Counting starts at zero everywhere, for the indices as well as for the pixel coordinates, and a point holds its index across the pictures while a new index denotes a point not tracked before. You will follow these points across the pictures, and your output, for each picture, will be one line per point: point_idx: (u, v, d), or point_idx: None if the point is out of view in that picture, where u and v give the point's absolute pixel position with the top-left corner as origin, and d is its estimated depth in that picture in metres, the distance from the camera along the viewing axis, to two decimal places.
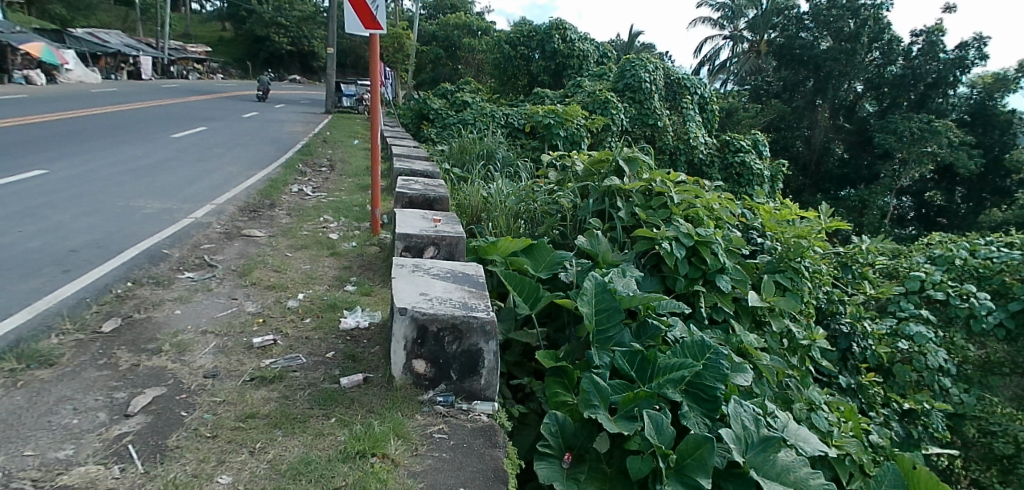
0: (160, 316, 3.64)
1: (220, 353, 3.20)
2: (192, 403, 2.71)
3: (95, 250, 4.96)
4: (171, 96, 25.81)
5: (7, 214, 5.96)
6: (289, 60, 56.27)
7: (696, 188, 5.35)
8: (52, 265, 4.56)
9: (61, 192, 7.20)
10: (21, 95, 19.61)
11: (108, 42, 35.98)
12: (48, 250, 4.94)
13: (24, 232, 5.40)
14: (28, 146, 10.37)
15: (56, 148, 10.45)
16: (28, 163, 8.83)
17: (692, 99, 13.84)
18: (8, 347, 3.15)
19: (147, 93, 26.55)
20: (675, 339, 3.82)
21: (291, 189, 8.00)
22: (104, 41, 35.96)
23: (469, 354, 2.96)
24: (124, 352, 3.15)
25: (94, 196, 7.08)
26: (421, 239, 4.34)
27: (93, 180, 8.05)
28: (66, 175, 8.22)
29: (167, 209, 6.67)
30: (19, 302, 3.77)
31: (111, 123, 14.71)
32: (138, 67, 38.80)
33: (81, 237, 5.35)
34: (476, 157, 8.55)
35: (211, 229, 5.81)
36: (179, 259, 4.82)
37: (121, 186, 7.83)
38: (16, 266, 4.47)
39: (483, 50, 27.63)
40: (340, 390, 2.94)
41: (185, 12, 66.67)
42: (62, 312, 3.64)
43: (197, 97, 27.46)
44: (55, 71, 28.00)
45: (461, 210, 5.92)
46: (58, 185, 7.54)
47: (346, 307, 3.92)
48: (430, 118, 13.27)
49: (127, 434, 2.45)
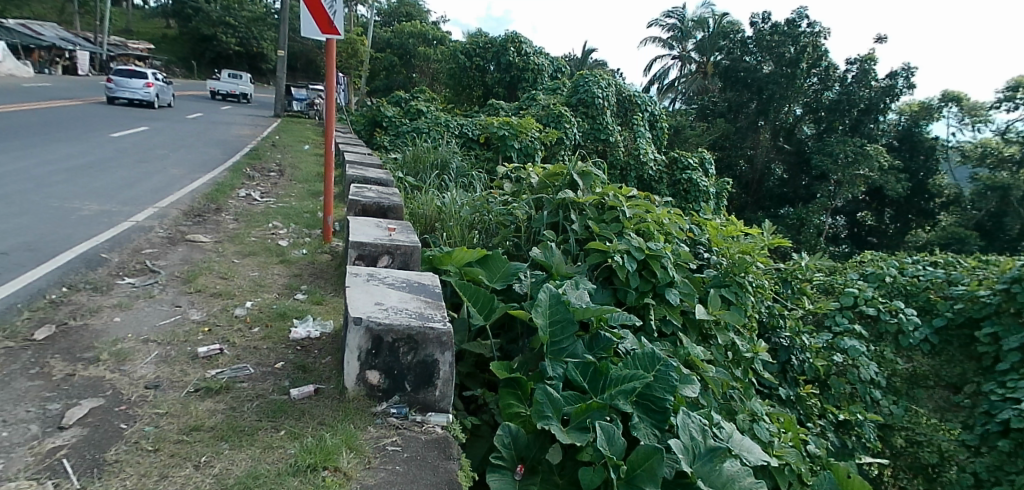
0: (98, 324, 3.44)
1: (163, 363, 3.05)
2: (133, 415, 2.57)
3: (26, 253, 4.65)
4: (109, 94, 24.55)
5: None
6: (238, 61, 54.90)
7: (647, 202, 5.50)
8: None
9: None
10: None
11: (41, 34, 34.03)
12: None
13: None
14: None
15: None
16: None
17: (642, 116, 14.25)
18: None
19: (84, 89, 25.19)
20: (626, 351, 3.90)
21: (239, 194, 7.75)
22: (37, 33, 33.94)
23: (424, 365, 2.94)
24: (58, 361, 2.96)
25: (24, 196, 6.64)
26: (376, 248, 4.28)
27: (22, 179, 7.55)
28: None
29: (105, 211, 6.33)
30: None
31: (42, 120, 13.84)
32: (73, 63, 36.93)
33: (10, 239, 5.01)
34: (429, 167, 8.50)
35: (153, 232, 5.55)
36: (120, 263, 4.58)
37: (53, 186, 7.37)
38: None
39: (438, 60, 27.57)
40: (290, 401, 2.85)
41: (127, 9, 64.03)
42: None
43: None
44: None
45: (415, 219, 5.91)
46: None
47: (297, 317, 3.81)
48: (383, 126, 13.15)
49: (60, 447, 2.30)
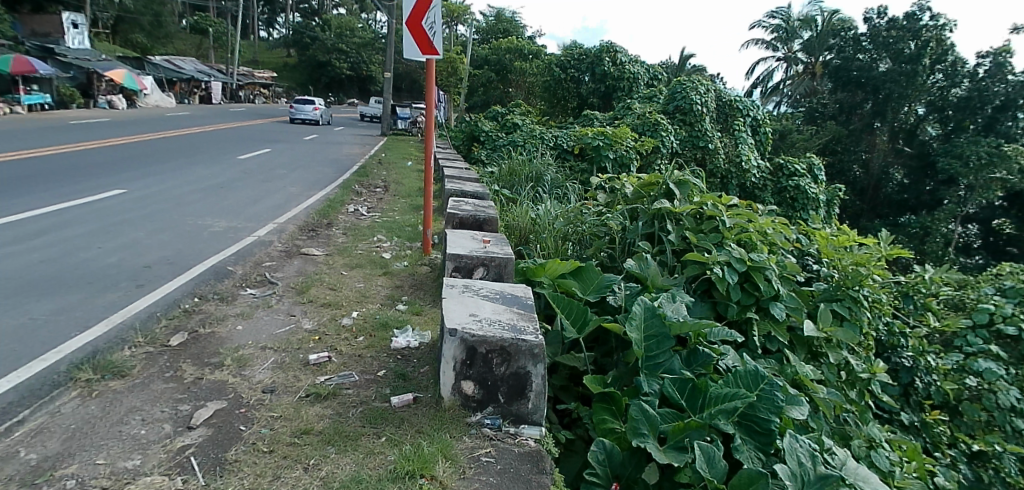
0: (223, 331, 3.80)
1: (278, 369, 3.31)
2: (251, 417, 2.80)
3: (167, 266, 5.24)
4: (239, 120, 27.18)
5: (92, 230, 6.37)
6: (349, 84, 58.91)
7: (749, 211, 5.23)
8: (127, 279, 4.82)
9: (139, 210, 7.66)
10: (107, 119, 21.03)
11: (184, 69, 38.36)
12: (126, 265, 5.24)
13: (104, 247, 5.72)
14: (110, 166, 11.10)
15: (133, 168, 11.11)
16: (108, 183, 9.42)
17: (744, 122, 13.52)
18: (86, 357, 3.34)
19: (220, 116, 28.09)
20: (727, 368, 3.71)
21: (348, 209, 8.28)
22: (181, 68, 38.29)
23: (517, 376, 2.97)
24: (189, 366, 3.29)
25: (168, 215, 7.50)
26: (471, 260, 4.40)
27: (166, 199, 8.52)
28: (143, 194, 8.73)
29: (232, 227, 7.00)
30: (98, 315, 4.01)
31: (183, 145, 15.57)
32: (210, 93, 41.26)
33: (155, 254, 5.66)
34: (524, 179, 8.61)
35: (272, 246, 6.06)
36: (243, 275, 5.04)
37: (190, 205, 8.26)
38: (96, 280, 4.75)
39: (534, 73, 27.99)
40: (390, 408, 2.99)
41: (255, 41, 70.79)
42: (135, 326, 3.84)
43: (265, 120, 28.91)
44: (137, 96, 30.03)
45: (509, 231, 6.00)
46: (136, 204, 8.01)
47: (397, 327, 3.98)
48: (480, 140, 13.53)
49: (190, 445, 2.56)
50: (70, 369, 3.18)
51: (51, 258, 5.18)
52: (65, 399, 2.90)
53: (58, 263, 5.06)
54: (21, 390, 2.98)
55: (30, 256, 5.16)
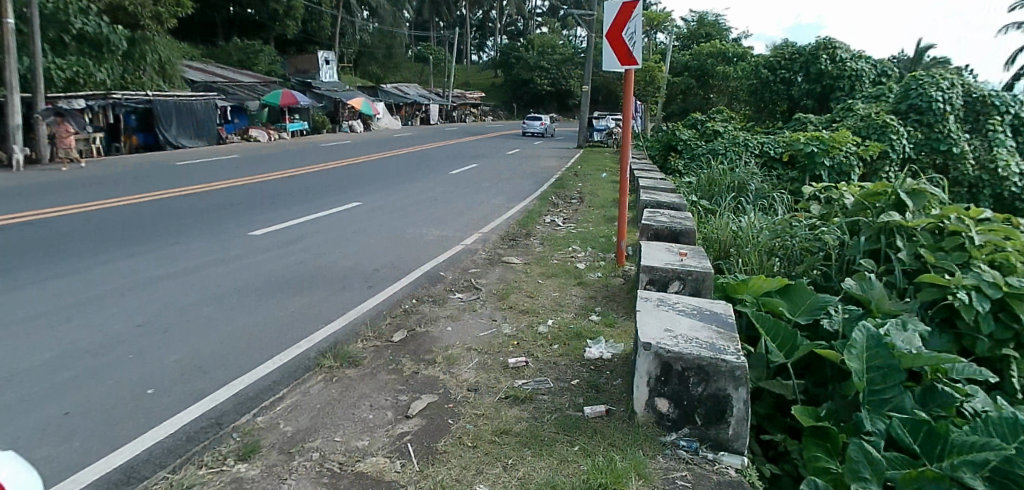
0: (435, 331, 4.18)
1: (481, 369, 3.55)
2: (458, 413, 3.04)
3: (391, 270, 5.95)
4: (451, 138, 29.99)
5: (336, 236, 7.53)
6: (548, 100, 61.55)
7: (1008, 228, 4.30)
8: (361, 280, 5.58)
9: (371, 220, 8.86)
10: (349, 142, 24.75)
11: (408, 94, 43.49)
12: (360, 268, 6.08)
13: (344, 252, 6.71)
14: (350, 182, 12.99)
15: (367, 184, 12.90)
16: (348, 196, 11.04)
17: (1005, 121, 11.05)
18: (329, 344, 3.91)
19: (436, 136, 31.32)
20: (976, 413, 3.06)
21: (545, 220, 8.61)
22: (406, 93, 43.42)
23: (716, 399, 2.78)
24: (408, 360, 3.68)
25: (393, 225, 8.54)
26: (666, 273, 4.26)
27: (392, 210, 9.73)
28: (374, 206, 10.09)
29: (444, 236, 7.73)
30: (339, 309, 4.68)
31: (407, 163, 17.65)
32: (428, 114, 46.28)
33: (383, 259, 6.48)
34: (725, 189, 8.10)
35: (477, 254, 6.57)
36: (452, 281, 5.51)
37: (410, 216, 9.31)
38: (339, 279, 5.57)
39: (739, 78, 26.34)
40: (584, 418, 3.01)
41: (467, 65, 77.69)
42: (367, 321, 4.42)
43: (473, 138, 31.53)
44: (370, 120, 34.70)
45: (708, 243, 5.67)
46: (369, 215, 9.28)
47: (590, 338, 4.00)
48: (678, 149, 13.13)
49: (407, 433, 2.85)
50: (318, 352, 3.74)
51: (307, 259, 6.21)
52: (312, 382, 3.31)
53: (312, 264, 6.05)
54: (280, 370, 3.46)
55: (293, 257, 6.25)
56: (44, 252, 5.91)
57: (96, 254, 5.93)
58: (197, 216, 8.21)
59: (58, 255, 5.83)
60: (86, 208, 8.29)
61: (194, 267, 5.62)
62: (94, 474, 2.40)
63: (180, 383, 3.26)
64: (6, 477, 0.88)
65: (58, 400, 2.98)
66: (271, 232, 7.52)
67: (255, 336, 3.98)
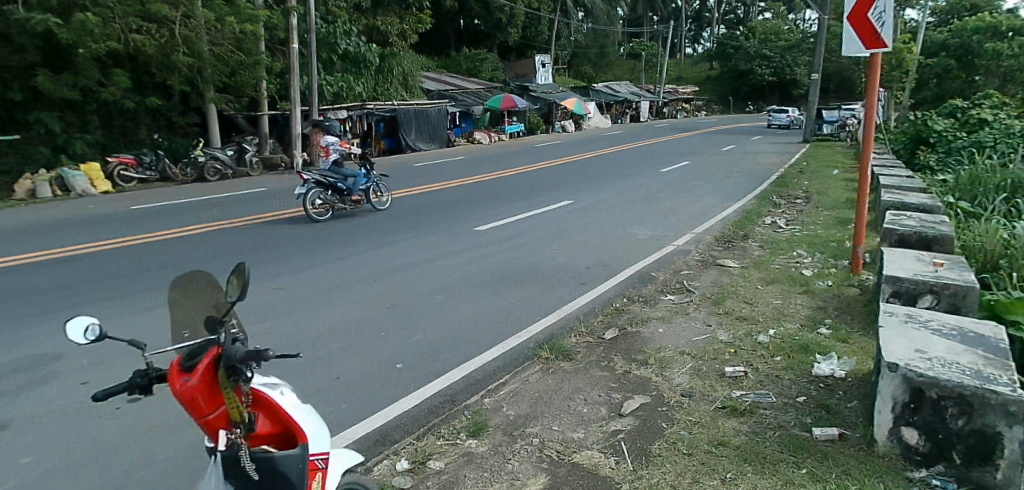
0: (647, 332, 4.07)
1: (695, 376, 3.40)
2: (672, 418, 2.96)
3: (602, 266, 5.93)
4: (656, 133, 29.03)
5: (548, 228, 7.75)
6: (769, 91, 56.03)
7: None
8: (573, 275, 5.62)
9: (581, 213, 8.89)
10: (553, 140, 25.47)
11: (620, 91, 42.36)
12: (571, 261, 6.17)
13: (555, 243, 6.87)
14: (557, 177, 13.28)
15: (572, 179, 13.11)
16: (554, 190, 11.34)
17: None
18: (546, 338, 4.02)
19: (643, 132, 30.49)
20: None
21: (765, 222, 7.91)
22: (617, 91, 42.42)
23: (984, 436, 2.30)
24: (620, 359, 3.66)
25: (600, 218, 8.55)
26: (916, 285, 3.65)
27: (601, 205, 9.69)
28: (581, 200, 10.20)
29: (655, 234, 7.51)
30: (554, 302, 4.82)
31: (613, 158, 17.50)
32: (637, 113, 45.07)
33: (592, 253, 6.50)
34: (992, 190, 6.72)
35: (690, 256, 6.26)
36: (663, 282, 5.34)
37: (618, 210, 9.20)
38: (553, 272, 5.70)
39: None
40: (812, 440, 2.72)
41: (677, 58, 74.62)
42: (579, 317, 4.46)
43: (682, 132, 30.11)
44: (580, 119, 34.87)
45: (969, 253, 4.76)
46: (577, 208, 9.41)
47: (819, 352, 3.60)
48: (930, 142, 11.25)
49: (621, 431, 2.86)
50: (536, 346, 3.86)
51: (522, 250, 6.51)
52: (531, 371, 3.48)
53: (527, 256, 6.30)
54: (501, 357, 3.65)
55: (510, 248, 6.60)
56: (317, 240, 7.11)
57: (357, 241, 7.00)
58: (428, 208, 9.15)
59: (328, 243, 6.97)
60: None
61: (429, 256, 6.26)
62: (361, 430, 2.80)
63: (420, 362, 3.65)
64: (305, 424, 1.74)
65: (330, 363, 3.56)
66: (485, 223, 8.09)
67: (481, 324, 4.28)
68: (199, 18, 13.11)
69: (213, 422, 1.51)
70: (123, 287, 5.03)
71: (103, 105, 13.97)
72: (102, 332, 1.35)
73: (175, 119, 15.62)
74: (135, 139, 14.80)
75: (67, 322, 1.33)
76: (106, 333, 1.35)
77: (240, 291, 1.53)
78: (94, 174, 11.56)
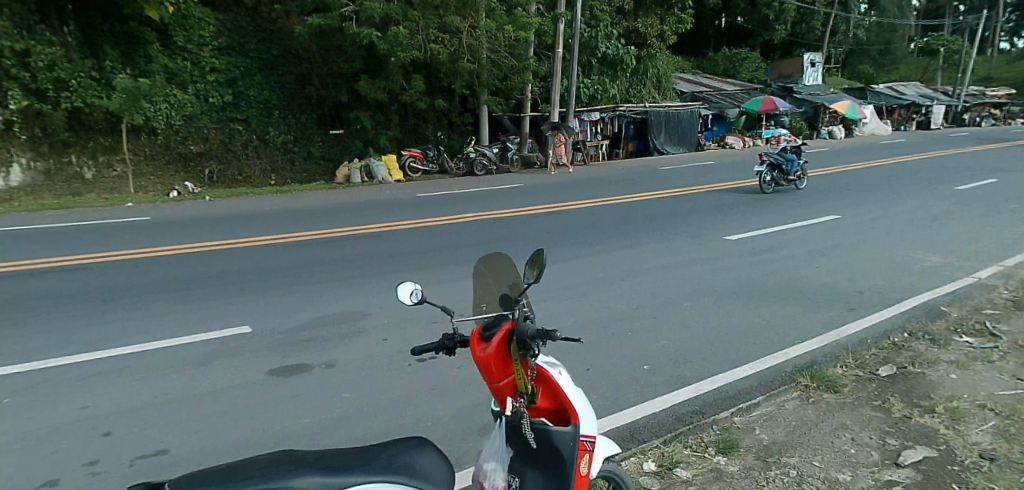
0: (933, 376, 3.13)
1: (1004, 438, 2.54)
2: (968, 480, 2.24)
3: (874, 282, 4.75)
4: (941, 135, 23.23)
5: (801, 231, 6.50)
6: None
7: None
8: (829, 296, 4.41)
9: (843, 218, 7.31)
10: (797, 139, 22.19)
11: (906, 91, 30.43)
12: (830, 270, 5.06)
13: (807, 248, 5.73)
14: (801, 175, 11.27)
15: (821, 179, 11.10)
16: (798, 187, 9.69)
17: None
18: (808, 362, 3.29)
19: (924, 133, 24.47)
20: None
21: None
22: (904, 93, 29.99)
23: None
24: (897, 400, 2.88)
25: (865, 225, 6.94)
26: None
27: (869, 210, 7.88)
28: (839, 202, 8.48)
29: (951, 252, 5.80)
30: (821, 317, 3.96)
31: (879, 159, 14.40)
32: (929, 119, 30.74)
33: (859, 264, 5.25)
34: None
35: (998, 293, 4.50)
36: (958, 319, 3.99)
37: (892, 218, 7.38)
38: (808, 285, 4.64)
39: None
40: None
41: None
42: (850, 343, 3.55)
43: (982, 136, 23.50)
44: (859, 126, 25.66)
45: None
46: (833, 210, 7.84)
47: None
48: None
49: (898, 483, 2.24)
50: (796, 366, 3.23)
51: (766, 251, 5.57)
52: (787, 397, 2.92)
53: (776, 259, 5.32)
54: (759, 376, 3.12)
55: (751, 248, 5.69)
56: (540, 214, 7.00)
57: (588, 221, 6.66)
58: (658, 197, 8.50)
59: (554, 217, 6.83)
60: (573, 185, 9.62)
61: (682, 246, 5.74)
62: (622, 419, 2.73)
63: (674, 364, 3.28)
64: (578, 408, 1.61)
65: (582, 336, 3.56)
66: (716, 216, 7.25)
67: (738, 332, 3.68)
68: (481, 25, 11.59)
69: (503, 388, 1.56)
70: (403, 236, 5.54)
71: (400, 105, 14.14)
72: (422, 295, 1.50)
73: (455, 120, 15.01)
74: (421, 135, 14.74)
75: (396, 285, 1.51)
76: (425, 297, 1.51)
77: (536, 278, 1.66)
78: (392, 164, 11.19)
